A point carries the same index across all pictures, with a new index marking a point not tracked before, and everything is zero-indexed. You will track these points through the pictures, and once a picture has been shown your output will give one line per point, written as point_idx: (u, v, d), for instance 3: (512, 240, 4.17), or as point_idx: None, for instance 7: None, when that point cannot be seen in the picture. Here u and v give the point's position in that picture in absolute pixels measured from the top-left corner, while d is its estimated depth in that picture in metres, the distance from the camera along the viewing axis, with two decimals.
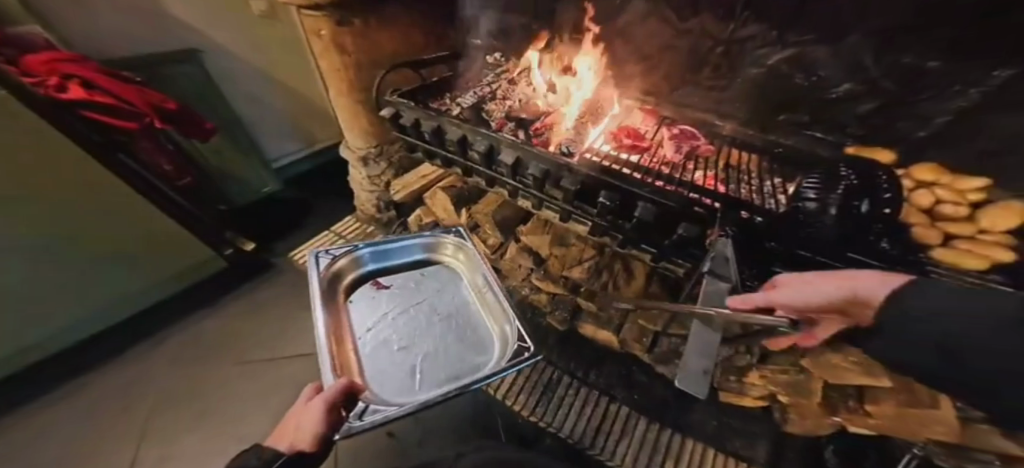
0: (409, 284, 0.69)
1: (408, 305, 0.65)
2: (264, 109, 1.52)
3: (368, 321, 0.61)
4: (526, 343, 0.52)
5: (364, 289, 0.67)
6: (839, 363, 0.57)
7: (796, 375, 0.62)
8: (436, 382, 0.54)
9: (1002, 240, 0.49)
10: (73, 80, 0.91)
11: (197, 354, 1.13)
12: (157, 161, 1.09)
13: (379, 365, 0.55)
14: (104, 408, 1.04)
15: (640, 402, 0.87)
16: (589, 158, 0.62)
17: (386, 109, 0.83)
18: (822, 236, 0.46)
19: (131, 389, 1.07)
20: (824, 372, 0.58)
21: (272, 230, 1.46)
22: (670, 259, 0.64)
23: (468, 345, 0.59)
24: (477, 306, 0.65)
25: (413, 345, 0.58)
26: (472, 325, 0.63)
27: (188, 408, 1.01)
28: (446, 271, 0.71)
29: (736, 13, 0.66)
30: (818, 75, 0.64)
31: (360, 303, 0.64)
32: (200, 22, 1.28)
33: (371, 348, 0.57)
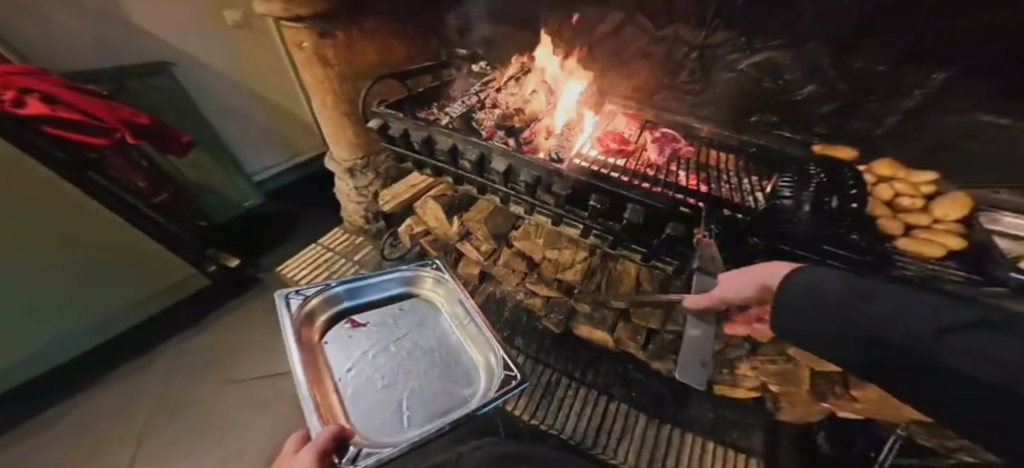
0: (386, 319, 0.68)
1: (388, 342, 0.64)
2: (243, 122, 1.49)
3: (347, 361, 0.60)
4: (512, 371, 0.54)
5: (339, 327, 0.65)
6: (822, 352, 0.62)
7: (784, 364, 0.67)
8: (424, 418, 0.54)
9: (952, 228, 0.53)
10: (32, 94, 0.86)
11: (187, 366, 1.10)
12: (131, 178, 1.06)
13: (363, 407, 0.54)
14: (101, 412, 1.02)
15: (639, 399, 0.89)
16: (578, 163, 0.64)
17: (374, 121, 0.84)
18: (801, 231, 0.49)
19: (108, 416, 1.02)
20: (811, 360, 0.63)
21: (256, 245, 1.42)
22: (659, 258, 0.67)
23: (454, 378, 0.60)
24: (459, 337, 0.66)
25: (397, 383, 0.58)
26: (455, 357, 0.63)
27: (188, 413, 1.00)
28: (425, 304, 0.71)
29: (708, 21, 0.71)
30: (784, 78, 0.68)
31: (336, 343, 0.62)
32: (172, 32, 1.25)
33: (352, 390, 0.56)
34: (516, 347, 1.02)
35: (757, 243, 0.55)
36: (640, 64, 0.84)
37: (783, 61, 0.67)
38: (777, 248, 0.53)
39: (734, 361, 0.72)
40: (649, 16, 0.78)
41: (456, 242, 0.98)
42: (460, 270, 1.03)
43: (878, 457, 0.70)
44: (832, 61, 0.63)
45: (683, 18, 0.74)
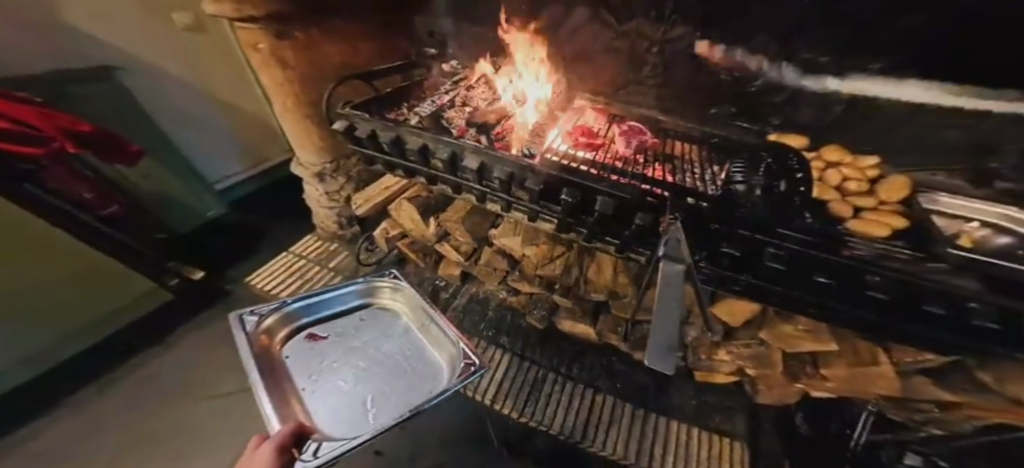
0: (347, 330, 0.70)
1: (350, 350, 0.66)
2: (201, 128, 1.41)
3: (310, 371, 0.61)
4: (472, 359, 0.58)
5: (299, 341, 0.66)
6: (792, 333, 0.66)
7: (757, 348, 0.71)
8: (391, 412, 0.56)
9: (897, 209, 0.59)
10: None
11: (141, 400, 0.99)
12: (76, 189, 0.99)
13: (327, 410, 0.55)
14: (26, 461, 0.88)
15: (623, 390, 0.91)
16: (549, 158, 0.65)
17: (340, 123, 0.82)
18: (756, 215, 0.52)
19: (31, 456, 0.89)
20: (782, 342, 0.67)
21: (222, 258, 1.35)
22: (632, 249, 0.69)
23: (418, 374, 0.63)
24: (421, 338, 0.69)
25: (360, 385, 0.59)
26: (418, 357, 0.66)
27: (135, 455, 0.88)
28: (385, 313, 0.74)
29: (666, 16, 0.74)
30: (738, 70, 0.72)
31: (297, 356, 0.63)
32: (118, 38, 1.15)
33: (315, 396, 0.57)
34: (501, 345, 1.02)
35: (718, 229, 0.55)
36: (606, 59, 0.86)
37: (738, 54, 0.70)
38: (737, 234, 0.53)
39: (707, 350, 0.75)
40: (612, 12, 0.80)
41: (434, 244, 0.97)
42: (441, 271, 1.02)
43: (853, 434, 0.75)
44: (782, 53, 0.66)
45: (643, 14, 0.76)
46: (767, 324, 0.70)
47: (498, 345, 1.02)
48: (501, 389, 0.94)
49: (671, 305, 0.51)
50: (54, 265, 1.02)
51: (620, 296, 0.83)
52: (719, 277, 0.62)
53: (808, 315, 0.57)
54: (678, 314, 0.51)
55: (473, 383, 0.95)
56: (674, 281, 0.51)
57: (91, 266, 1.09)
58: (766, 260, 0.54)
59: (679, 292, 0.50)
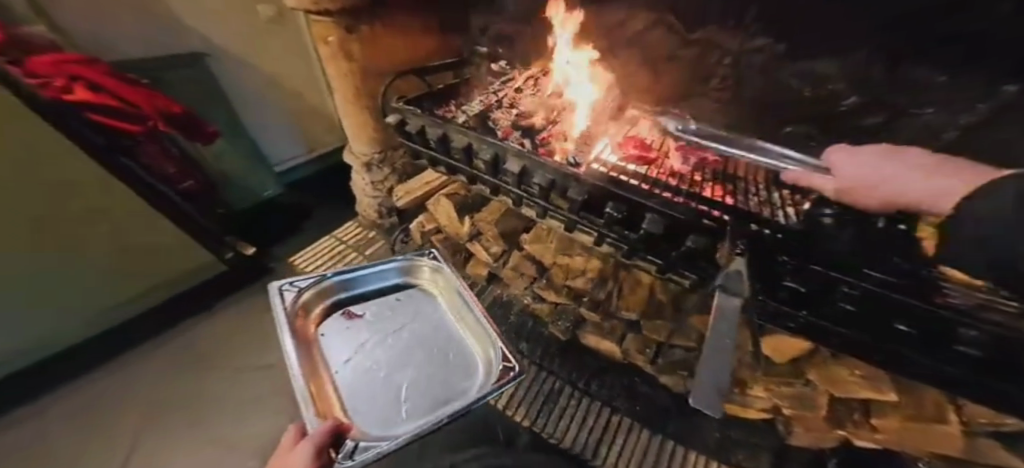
0: (384, 311, 0.70)
1: (384, 334, 0.67)
2: (269, 114, 1.52)
3: (345, 353, 0.62)
4: (511, 363, 0.55)
5: (336, 319, 0.67)
6: (847, 377, 0.58)
7: (801, 388, 0.63)
8: (422, 407, 0.56)
9: None
10: (80, 82, 0.95)
11: (185, 360, 1.10)
12: (161, 165, 1.12)
13: (363, 397, 0.56)
14: (99, 397, 1.03)
15: (642, 413, 0.84)
16: (596, 168, 0.62)
17: (392, 116, 0.84)
18: (828, 250, 0.46)
19: (113, 387, 1.06)
20: (830, 384, 0.59)
21: (272, 235, 1.45)
22: (676, 270, 0.63)
23: (450, 366, 0.63)
24: (456, 325, 0.69)
25: (393, 375, 0.60)
26: (451, 345, 0.66)
27: (172, 411, 0.99)
28: (422, 294, 0.74)
29: (746, 23, 0.67)
30: (826, 87, 0.63)
31: (333, 335, 0.64)
32: (209, 27, 1.29)
33: (350, 382, 0.58)
34: (520, 352, 0.98)
35: (786, 262, 0.48)
36: (670, 68, 0.81)
37: (826, 69, 0.62)
38: (809, 268, 0.47)
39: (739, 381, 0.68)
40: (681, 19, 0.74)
41: (466, 242, 0.96)
42: (469, 270, 1.02)
43: None
44: (885, 72, 0.56)
45: (717, 22, 0.71)
46: (813, 362, 0.63)
47: (516, 352, 0.98)
48: (515, 395, 0.93)
49: (722, 342, 0.45)
50: (122, 237, 1.05)
51: (654, 317, 0.78)
52: (776, 312, 0.56)
53: (875, 363, 0.50)
54: (730, 352, 0.44)
55: None
56: (726, 320, 0.44)
57: (159, 231, 1.10)
58: (836, 300, 0.47)
59: (730, 332, 0.44)
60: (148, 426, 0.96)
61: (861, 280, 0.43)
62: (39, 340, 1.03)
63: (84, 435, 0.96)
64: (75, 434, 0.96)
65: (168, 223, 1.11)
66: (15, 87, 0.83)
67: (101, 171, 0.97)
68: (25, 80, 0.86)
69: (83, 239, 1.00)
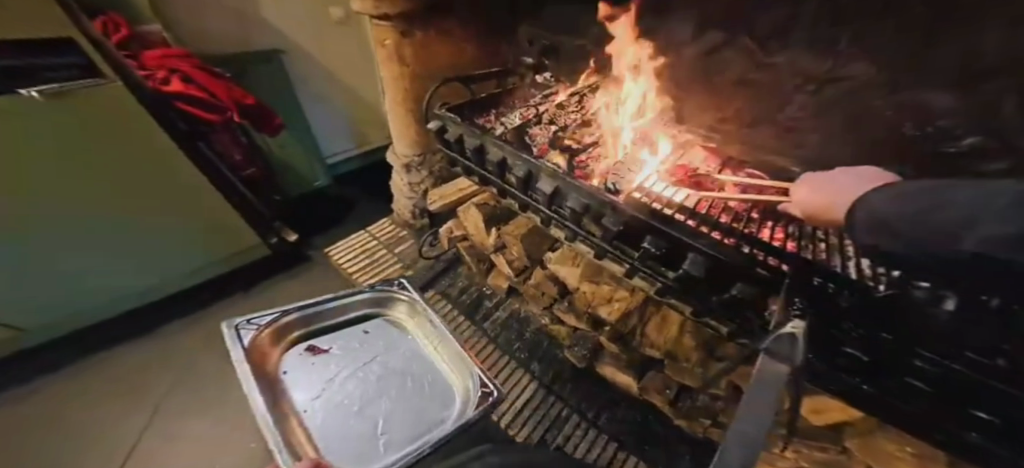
0: (351, 342, 0.70)
1: (353, 366, 0.66)
2: (328, 110, 1.62)
3: (312, 390, 0.62)
4: (488, 388, 0.61)
5: (300, 356, 0.67)
6: (894, 453, 0.49)
7: (836, 457, 0.54)
8: (400, 439, 0.57)
9: None
10: (176, 74, 1.08)
11: (215, 342, 1.15)
12: (231, 152, 1.22)
13: (337, 434, 0.57)
14: (136, 364, 1.09)
15: (653, 456, 0.74)
16: (636, 197, 0.56)
17: (433, 123, 0.84)
18: (918, 325, 0.36)
19: (152, 351, 1.12)
20: (872, 456, 0.50)
21: (314, 223, 1.53)
22: (713, 316, 0.55)
23: (423, 395, 0.64)
24: (429, 354, 0.70)
25: (366, 407, 0.61)
26: (424, 374, 0.67)
27: (196, 393, 1.02)
28: (391, 325, 0.75)
29: (839, 47, 0.58)
30: (935, 125, 0.52)
31: (296, 373, 0.64)
32: (287, 27, 1.41)
33: (319, 420, 0.58)
34: (529, 370, 0.91)
35: (854, 330, 0.41)
36: (735, 92, 0.74)
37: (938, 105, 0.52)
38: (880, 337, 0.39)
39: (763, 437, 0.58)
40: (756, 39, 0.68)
41: (490, 253, 0.94)
42: (490, 280, 0.99)
43: None
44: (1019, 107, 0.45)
45: (800, 45, 0.63)
46: (857, 431, 0.53)
47: (527, 370, 0.91)
48: (521, 413, 0.84)
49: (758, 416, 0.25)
50: (189, 218, 1.13)
51: (680, 360, 0.68)
52: (821, 372, 0.47)
53: (937, 445, 0.42)
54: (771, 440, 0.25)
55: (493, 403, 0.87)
56: (767, 382, 0.27)
57: (218, 212, 1.16)
58: (900, 373, 0.40)
59: (774, 398, 0.26)
60: (178, 393, 1.02)
61: (955, 361, 0.34)
62: (109, 303, 1.12)
63: (125, 395, 1.02)
64: (109, 395, 1.02)
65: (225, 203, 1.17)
66: (126, 78, 0.95)
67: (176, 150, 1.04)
68: (133, 70, 0.98)
69: (153, 213, 1.07)
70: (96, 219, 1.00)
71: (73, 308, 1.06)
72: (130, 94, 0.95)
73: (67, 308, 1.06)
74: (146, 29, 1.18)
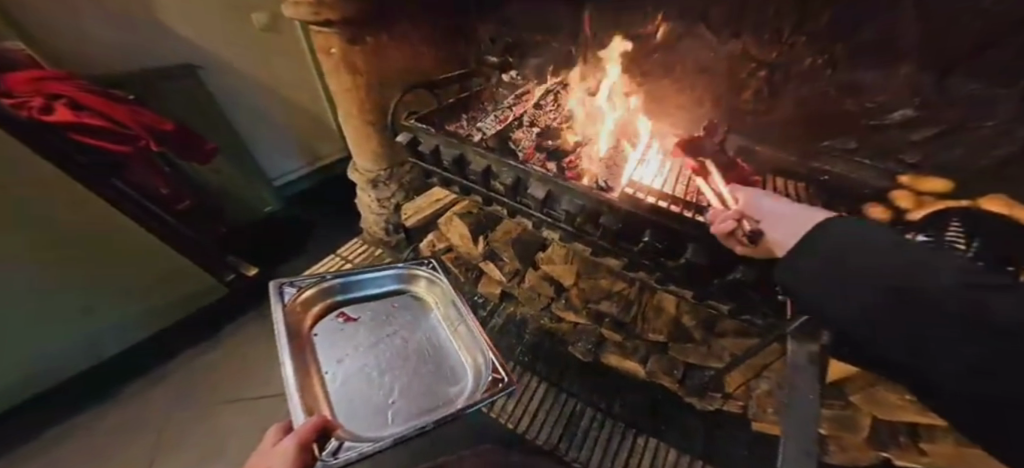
0: (379, 314, 0.68)
1: (377, 338, 0.64)
2: (269, 127, 1.47)
3: (336, 355, 0.60)
4: (499, 374, 0.55)
5: (330, 320, 0.65)
6: (898, 403, 0.58)
7: (842, 411, 0.62)
8: (409, 414, 0.54)
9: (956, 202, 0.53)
10: (60, 100, 0.87)
11: (187, 405, 1.03)
12: (153, 183, 1.01)
13: (351, 399, 0.55)
14: (89, 452, 0.96)
15: (668, 432, 0.81)
16: (630, 192, 0.57)
17: (403, 135, 0.79)
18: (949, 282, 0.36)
19: (110, 434, 0.99)
20: (878, 408, 0.59)
21: (274, 252, 1.39)
22: (712, 298, 0.59)
23: (439, 376, 0.60)
24: (446, 337, 0.66)
25: (385, 378, 0.59)
26: (443, 357, 0.63)
27: (185, 457, 0.94)
28: (418, 304, 0.70)
29: (785, 35, 0.64)
30: (874, 101, 0.59)
31: (326, 336, 0.62)
32: (202, 38, 1.23)
33: (339, 383, 0.57)
34: (536, 372, 0.93)
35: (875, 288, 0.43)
36: (695, 81, 0.79)
37: (875, 83, 0.58)
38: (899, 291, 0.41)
39: (762, 398, 0.68)
40: (710, 30, 0.72)
41: (479, 262, 0.92)
42: (482, 289, 0.94)
43: None
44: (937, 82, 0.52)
45: (752, 33, 0.67)
46: (857, 386, 0.61)
47: (533, 372, 0.93)
48: (537, 417, 0.87)
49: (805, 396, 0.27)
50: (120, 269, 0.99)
51: (683, 340, 0.75)
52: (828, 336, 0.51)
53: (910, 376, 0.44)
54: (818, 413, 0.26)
55: (507, 411, 0.89)
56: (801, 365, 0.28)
57: (151, 253, 1.02)
58: None
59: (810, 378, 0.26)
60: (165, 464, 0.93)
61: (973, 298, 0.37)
62: (33, 372, 0.97)
63: None
64: None
65: (158, 243, 1.02)
66: None
67: (81, 188, 0.87)
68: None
69: (67, 264, 0.92)
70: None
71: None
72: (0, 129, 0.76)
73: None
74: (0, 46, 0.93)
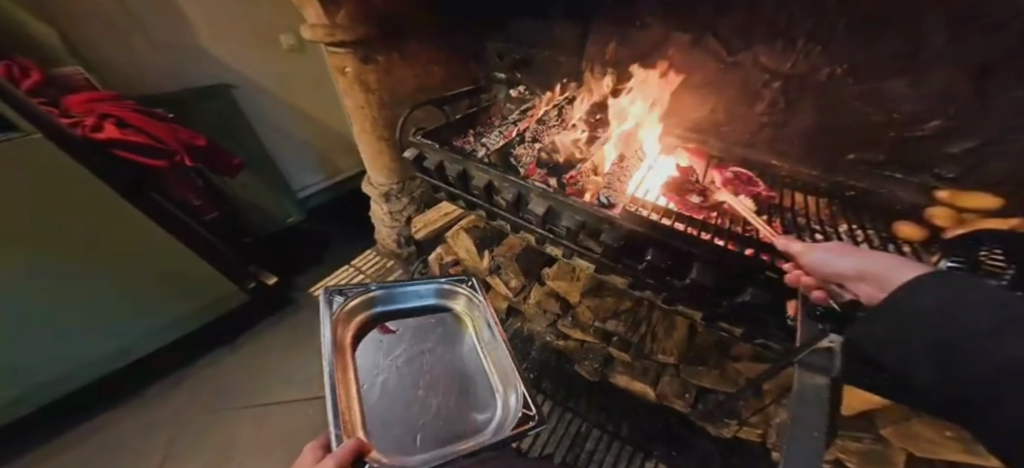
0: (418, 331, 0.64)
1: (412, 354, 0.61)
2: (291, 142, 1.55)
3: (374, 368, 0.57)
4: (530, 409, 0.50)
5: (371, 332, 0.62)
6: (933, 439, 0.51)
7: (872, 445, 0.57)
8: (437, 442, 0.50)
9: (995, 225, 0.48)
10: (108, 119, 0.94)
11: (206, 407, 1.08)
12: (187, 197, 1.09)
13: (382, 417, 0.52)
14: (119, 447, 1.02)
15: (680, 460, 0.77)
16: (632, 209, 0.55)
17: (410, 151, 0.80)
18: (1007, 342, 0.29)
19: (137, 433, 1.05)
20: (910, 443, 0.53)
21: (294, 261, 1.45)
22: (722, 321, 0.56)
23: (467, 399, 0.56)
24: (478, 363, 0.61)
25: (418, 399, 0.55)
26: (475, 381, 0.59)
27: (202, 458, 0.98)
28: (455, 323, 0.66)
29: (798, 45, 0.61)
30: (898, 111, 0.55)
31: (366, 348, 0.59)
32: (234, 59, 1.32)
33: (375, 397, 0.54)
34: (543, 390, 0.91)
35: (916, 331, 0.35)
36: (705, 93, 0.77)
37: (900, 92, 0.54)
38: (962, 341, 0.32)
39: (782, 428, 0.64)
40: (720, 41, 0.70)
41: (486, 276, 0.91)
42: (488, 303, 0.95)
43: None
44: (973, 87, 0.47)
45: (764, 43, 0.65)
46: (890, 418, 0.55)
47: (540, 390, 0.91)
48: (539, 437, 0.84)
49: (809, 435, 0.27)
50: (150, 275, 1.04)
51: (695, 362, 0.71)
52: None
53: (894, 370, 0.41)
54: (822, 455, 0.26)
55: None
56: (810, 402, 0.29)
57: (182, 261, 1.08)
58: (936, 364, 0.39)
59: (817, 416, 0.28)
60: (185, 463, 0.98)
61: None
62: (65, 374, 1.02)
63: None
64: None
65: (189, 252, 1.08)
66: (43, 125, 0.80)
67: (119, 200, 0.93)
68: (54, 118, 0.83)
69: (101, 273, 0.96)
70: (24, 290, 0.87)
71: (45, 380, 1.00)
72: (54, 145, 0.81)
73: (19, 384, 0.96)
74: (62, 71, 1.03)
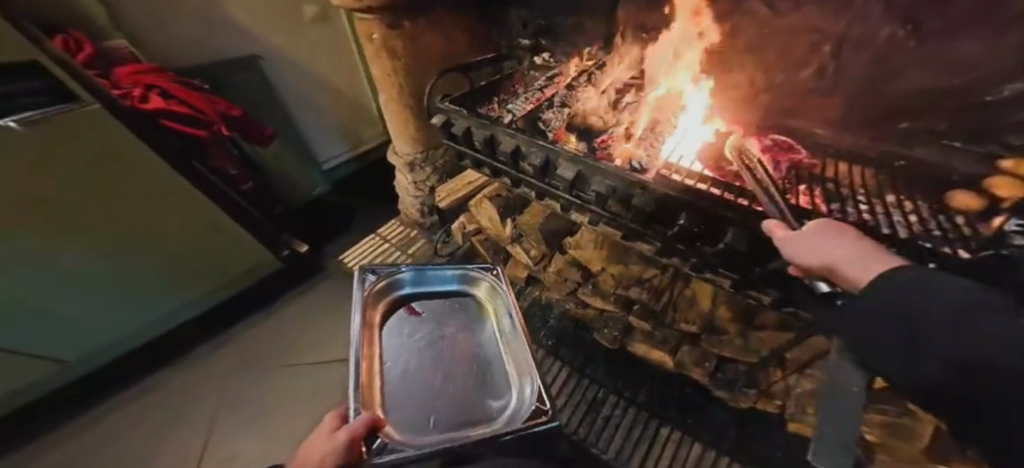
0: (441, 313, 0.67)
1: (435, 336, 0.63)
2: (318, 113, 1.57)
3: (396, 348, 0.60)
4: (544, 405, 0.51)
5: (397, 312, 0.65)
6: None
7: (898, 418, 0.56)
8: (449, 425, 0.52)
9: None
10: (153, 90, 1.00)
11: (249, 361, 1.19)
12: (225, 166, 1.14)
13: (400, 396, 0.54)
14: (178, 392, 1.15)
15: (695, 426, 0.78)
16: (665, 174, 0.54)
17: (437, 117, 0.80)
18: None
19: (191, 382, 1.17)
20: None
21: (322, 229, 1.51)
22: (753, 287, 0.55)
23: (482, 385, 0.58)
24: (496, 350, 0.62)
25: (434, 381, 0.57)
26: (491, 368, 0.60)
27: (249, 405, 1.09)
28: (477, 309, 0.68)
29: (855, 4, 0.57)
30: (965, 76, 0.51)
31: (392, 326, 0.63)
32: (261, 28, 1.32)
33: (394, 374, 0.57)
34: (559, 357, 0.93)
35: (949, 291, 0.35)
36: (746, 59, 0.72)
37: (969, 55, 0.49)
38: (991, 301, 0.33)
39: (803, 399, 0.64)
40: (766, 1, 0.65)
41: (507, 245, 0.92)
42: (507, 271, 0.95)
43: None
44: None
45: (817, 3, 0.60)
46: None
47: (556, 357, 0.93)
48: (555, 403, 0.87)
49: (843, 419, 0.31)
50: (197, 240, 1.10)
51: (717, 332, 0.71)
52: None
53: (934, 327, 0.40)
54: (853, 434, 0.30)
55: None
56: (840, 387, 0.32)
57: (223, 228, 1.13)
58: None
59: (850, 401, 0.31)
60: (234, 410, 1.09)
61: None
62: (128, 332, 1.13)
63: (178, 416, 1.10)
64: (165, 419, 1.09)
65: (228, 218, 1.12)
66: (98, 96, 0.84)
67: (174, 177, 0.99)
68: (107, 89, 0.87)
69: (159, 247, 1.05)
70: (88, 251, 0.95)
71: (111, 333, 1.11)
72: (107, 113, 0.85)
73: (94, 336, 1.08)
74: (108, 44, 1.08)
